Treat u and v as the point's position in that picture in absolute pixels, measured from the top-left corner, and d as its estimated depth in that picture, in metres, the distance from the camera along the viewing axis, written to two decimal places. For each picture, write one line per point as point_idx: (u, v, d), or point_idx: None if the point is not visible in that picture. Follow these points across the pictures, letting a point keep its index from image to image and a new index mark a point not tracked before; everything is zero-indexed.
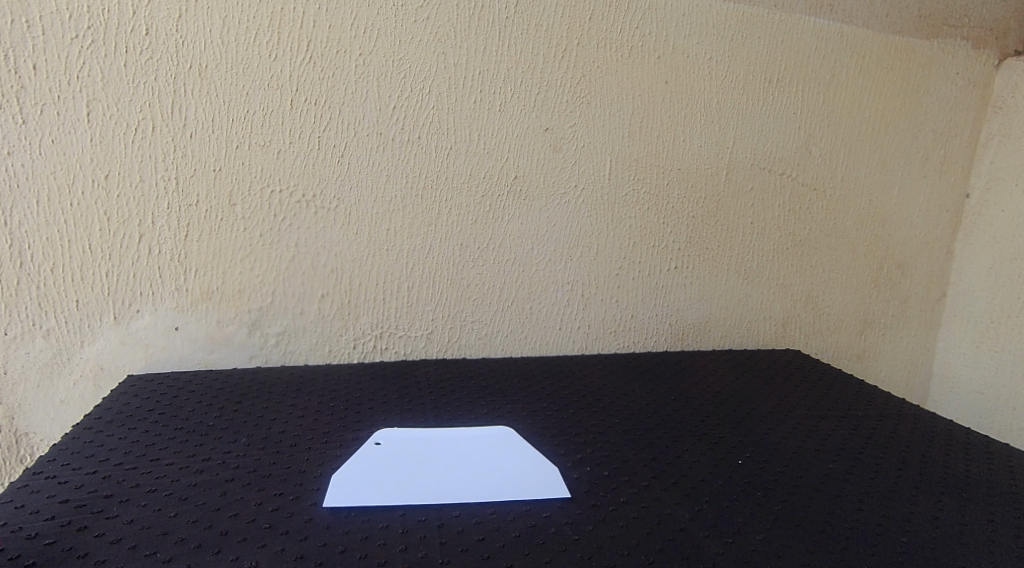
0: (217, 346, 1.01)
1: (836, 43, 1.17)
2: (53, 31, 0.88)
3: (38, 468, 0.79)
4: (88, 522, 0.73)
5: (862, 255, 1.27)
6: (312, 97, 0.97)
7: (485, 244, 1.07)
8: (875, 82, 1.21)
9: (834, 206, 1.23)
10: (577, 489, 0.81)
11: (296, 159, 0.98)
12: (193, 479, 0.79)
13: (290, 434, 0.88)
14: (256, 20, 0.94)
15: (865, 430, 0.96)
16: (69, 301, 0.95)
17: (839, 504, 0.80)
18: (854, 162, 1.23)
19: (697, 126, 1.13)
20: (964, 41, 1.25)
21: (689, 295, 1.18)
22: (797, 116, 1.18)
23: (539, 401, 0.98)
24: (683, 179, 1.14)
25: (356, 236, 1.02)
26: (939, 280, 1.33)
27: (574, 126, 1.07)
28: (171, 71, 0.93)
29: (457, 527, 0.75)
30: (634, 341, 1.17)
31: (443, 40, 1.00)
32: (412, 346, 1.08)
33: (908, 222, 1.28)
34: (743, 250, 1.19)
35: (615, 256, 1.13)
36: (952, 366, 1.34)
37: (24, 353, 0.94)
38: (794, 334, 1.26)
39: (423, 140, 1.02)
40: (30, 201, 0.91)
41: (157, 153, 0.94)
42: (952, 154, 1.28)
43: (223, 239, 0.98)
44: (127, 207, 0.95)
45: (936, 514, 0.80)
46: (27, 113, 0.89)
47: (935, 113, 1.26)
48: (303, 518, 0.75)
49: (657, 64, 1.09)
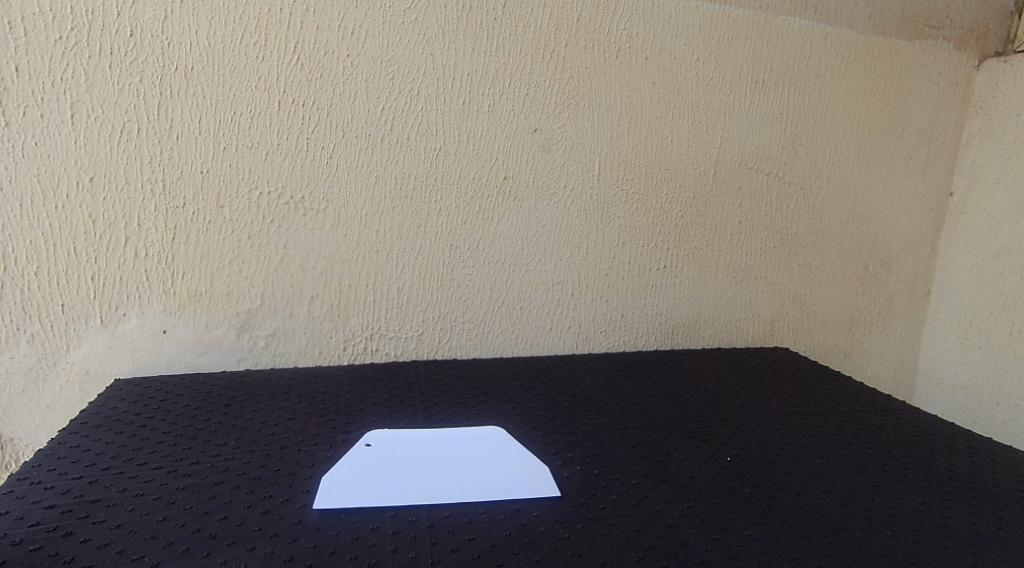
0: (206, 349, 1.00)
1: (820, 44, 1.19)
2: (37, 32, 0.87)
3: (24, 473, 0.78)
4: (74, 527, 0.72)
5: (847, 254, 1.28)
6: (300, 98, 0.97)
7: (475, 244, 1.07)
8: (859, 83, 1.23)
9: (819, 205, 1.24)
10: (568, 488, 0.81)
11: (285, 160, 0.98)
12: (182, 482, 0.79)
13: (280, 436, 0.87)
14: (243, 21, 0.94)
15: (853, 427, 0.96)
16: (54, 305, 0.94)
17: (828, 499, 0.81)
18: (838, 162, 1.24)
19: (684, 126, 1.13)
20: (945, 42, 1.27)
21: (678, 295, 1.19)
22: (783, 116, 1.19)
23: (530, 401, 0.98)
24: (671, 179, 1.14)
25: (345, 237, 1.02)
26: (923, 278, 1.34)
27: (563, 127, 1.08)
28: (157, 72, 0.92)
29: (448, 527, 0.75)
30: (624, 341, 1.18)
31: (431, 41, 1.00)
32: (403, 347, 1.08)
33: (892, 221, 1.29)
34: (731, 249, 1.20)
35: (604, 256, 1.13)
36: (937, 363, 1.36)
37: (8, 358, 0.93)
38: (781, 333, 1.27)
39: (412, 141, 1.02)
40: (14, 204, 0.90)
41: (143, 155, 0.93)
42: (934, 154, 1.30)
43: (210, 241, 0.97)
44: (113, 209, 0.94)
45: (922, 508, 0.81)
46: (11, 115, 0.88)
47: (918, 113, 1.27)
48: (293, 520, 0.74)
49: (644, 65, 1.10)
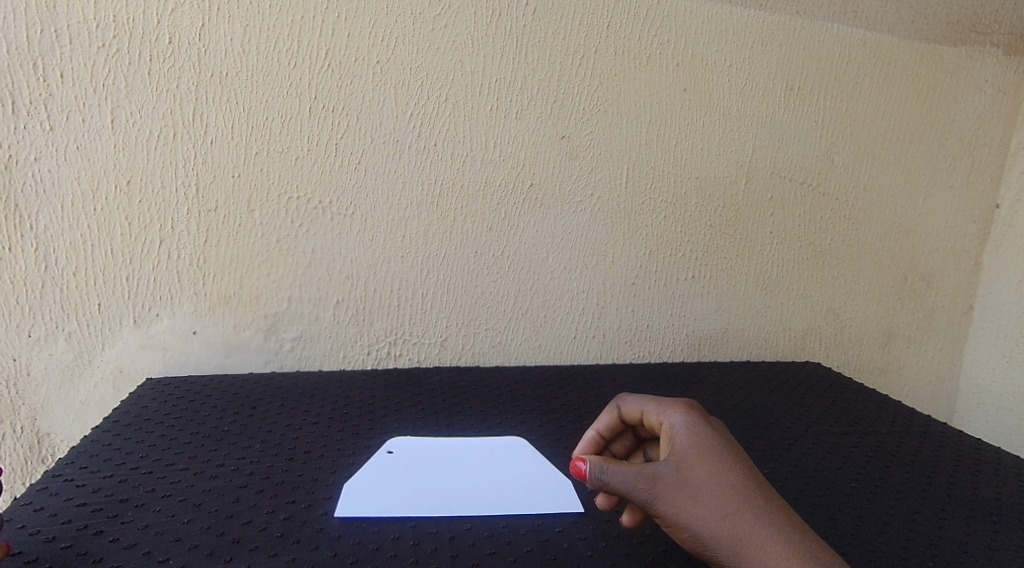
0: (234, 351, 1.02)
1: (860, 50, 1.15)
2: (80, 40, 0.90)
3: (58, 470, 0.80)
4: (104, 526, 0.73)
5: (887, 267, 1.24)
6: (330, 105, 0.98)
7: (501, 251, 1.07)
8: (900, 90, 1.19)
9: (858, 216, 1.21)
10: (592, 503, 0.81)
11: (313, 166, 0.99)
12: (208, 485, 0.80)
13: (305, 441, 0.88)
14: (275, 27, 0.95)
15: (890, 449, 0.93)
16: (91, 304, 0.96)
17: (863, 525, 0.79)
18: (878, 172, 1.20)
19: (715, 134, 1.11)
20: (992, 49, 1.22)
21: (706, 307, 1.17)
22: (819, 124, 1.16)
23: (553, 411, 0.98)
24: (701, 188, 1.12)
25: (372, 242, 1.02)
26: (966, 293, 1.30)
27: (591, 134, 1.06)
28: (193, 78, 0.94)
29: (469, 540, 0.75)
30: (650, 352, 1.16)
31: (460, 48, 1.00)
32: (425, 353, 1.08)
33: (934, 233, 1.25)
34: (763, 260, 1.17)
35: (631, 265, 1.12)
36: (980, 383, 1.31)
37: (46, 355, 0.96)
38: (815, 346, 1.24)
39: (440, 147, 1.02)
40: (55, 206, 0.93)
41: (178, 160, 0.95)
42: (980, 163, 1.25)
43: (241, 245, 0.99)
44: (149, 212, 0.96)
45: (966, 539, 0.78)
46: (54, 120, 0.91)
47: (962, 121, 1.23)
48: (314, 528, 0.75)
49: (675, 72, 1.08)
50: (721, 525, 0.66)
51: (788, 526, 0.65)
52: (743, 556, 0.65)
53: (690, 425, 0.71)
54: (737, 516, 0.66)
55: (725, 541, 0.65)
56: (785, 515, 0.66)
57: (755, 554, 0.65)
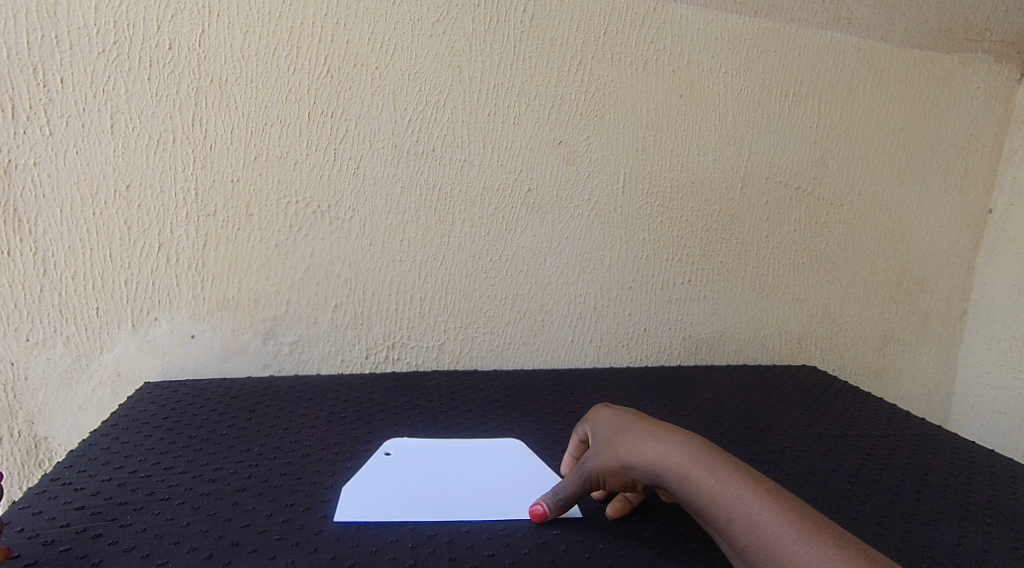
0: (232, 355, 1.02)
1: (854, 57, 1.17)
2: (80, 45, 0.90)
3: (56, 474, 0.80)
4: (103, 529, 0.74)
5: (881, 272, 1.25)
6: (330, 110, 0.98)
7: (498, 255, 1.07)
8: (893, 96, 1.20)
9: (853, 221, 1.22)
10: (590, 506, 0.81)
11: (312, 170, 0.99)
12: (207, 488, 0.80)
13: (303, 444, 0.89)
14: (275, 33, 0.95)
15: (885, 451, 0.94)
16: (90, 308, 0.97)
17: (859, 526, 0.79)
18: (871, 178, 1.21)
19: (710, 140, 1.12)
20: (984, 56, 1.23)
21: (702, 311, 1.17)
22: (814, 129, 1.17)
23: (550, 415, 0.98)
24: (697, 193, 1.13)
25: (370, 246, 1.03)
26: (960, 297, 1.31)
27: (588, 139, 1.07)
28: (192, 84, 0.94)
29: (467, 542, 0.75)
30: (647, 356, 1.17)
31: (458, 54, 1.01)
32: (424, 357, 1.08)
33: (927, 238, 1.26)
34: (759, 265, 1.18)
35: (628, 269, 1.13)
36: (974, 386, 1.32)
37: (44, 359, 0.96)
38: (809, 350, 1.25)
39: (438, 152, 1.02)
40: (54, 210, 0.93)
41: (177, 164, 0.96)
42: (972, 169, 1.26)
43: (239, 249, 0.99)
44: (147, 216, 0.96)
45: (960, 541, 0.78)
46: (54, 125, 0.91)
47: (955, 127, 1.24)
48: (313, 531, 0.75)
49: (671, 78, 1.09)
50: (618, 451, 0.76)
51: (671, 431, 0.75)
52: (639, 468, 0.74)
53: (602, 414, 0.83)
54: (625, 442, 0.76)
55: (622, 462, 0.75)
56: (667, 430, 0.75)
57: (645, 460, 0.73)
